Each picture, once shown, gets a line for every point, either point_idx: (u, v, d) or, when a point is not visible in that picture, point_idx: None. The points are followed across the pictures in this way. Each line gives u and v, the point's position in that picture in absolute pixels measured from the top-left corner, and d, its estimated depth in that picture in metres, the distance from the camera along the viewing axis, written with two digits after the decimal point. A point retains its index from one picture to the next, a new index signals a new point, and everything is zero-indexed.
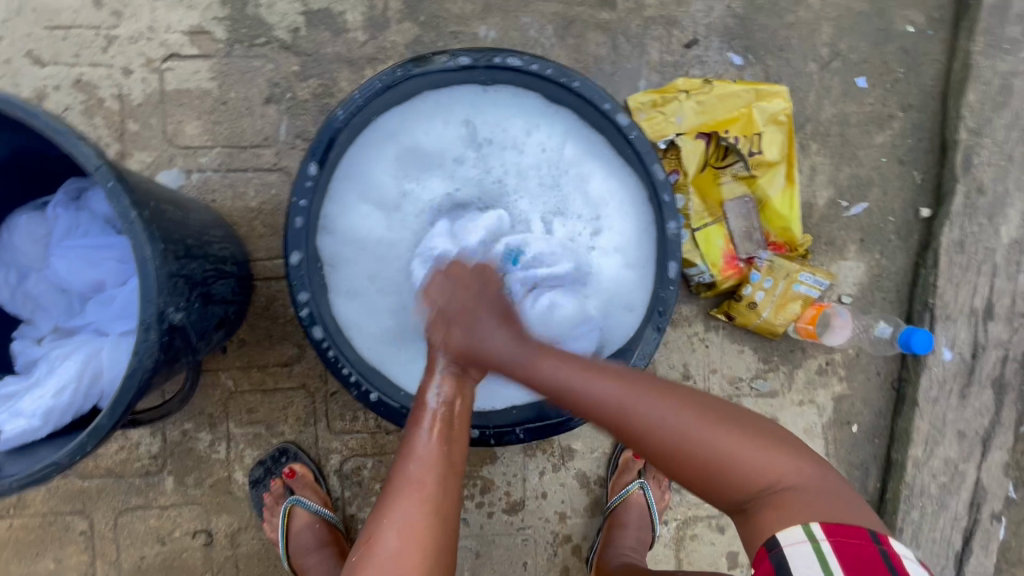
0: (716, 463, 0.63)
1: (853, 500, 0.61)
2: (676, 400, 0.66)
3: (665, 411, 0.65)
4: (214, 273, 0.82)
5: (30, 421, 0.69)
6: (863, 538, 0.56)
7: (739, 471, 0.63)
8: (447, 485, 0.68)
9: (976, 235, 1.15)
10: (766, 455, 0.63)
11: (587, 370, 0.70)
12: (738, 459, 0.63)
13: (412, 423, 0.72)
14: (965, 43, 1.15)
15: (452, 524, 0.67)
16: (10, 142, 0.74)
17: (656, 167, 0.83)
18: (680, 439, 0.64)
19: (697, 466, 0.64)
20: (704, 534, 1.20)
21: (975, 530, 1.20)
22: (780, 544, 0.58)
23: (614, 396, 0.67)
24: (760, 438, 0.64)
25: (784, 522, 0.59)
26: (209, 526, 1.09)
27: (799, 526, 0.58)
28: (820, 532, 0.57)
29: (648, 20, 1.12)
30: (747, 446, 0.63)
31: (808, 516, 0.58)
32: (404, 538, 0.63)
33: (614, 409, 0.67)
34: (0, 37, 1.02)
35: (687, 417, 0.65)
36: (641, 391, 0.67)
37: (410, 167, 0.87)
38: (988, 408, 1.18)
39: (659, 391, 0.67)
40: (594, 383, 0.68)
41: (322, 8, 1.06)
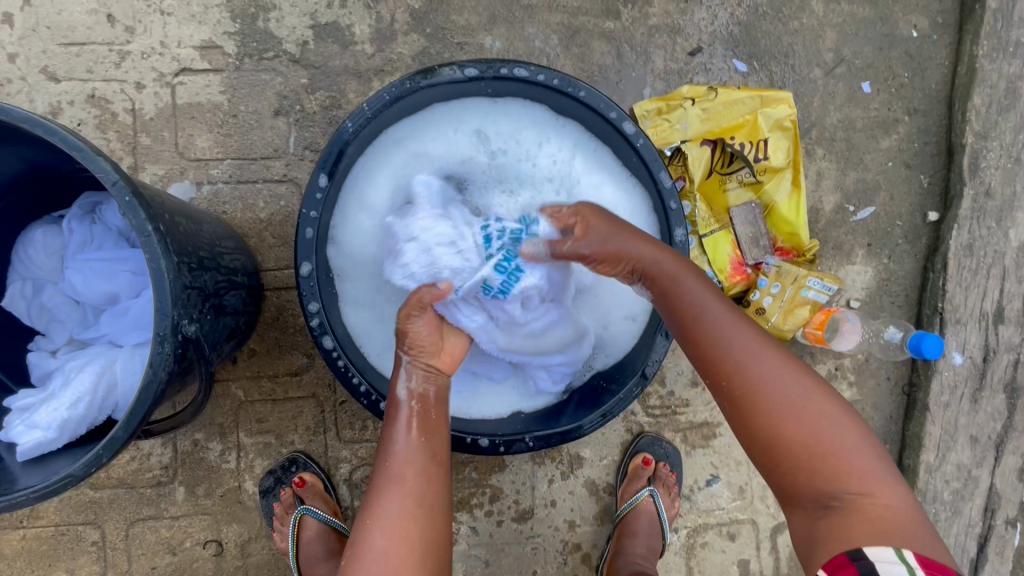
0: (818, 448, 0.60)
1: (935, 539, 0.58)
2: (802, 377, 0.63)
3: (787, 380, 0.63)
4: (226, 284, 0.83)
5: (46, 432, 0.70)
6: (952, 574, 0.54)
7: (836, 464, 0.60)
8: (429, 476, 0.69)
9: (985, 239, 1.15)
10: (871, 468, 0.60)
11: (725, 309, 0.67)
12: (842, 453, 0.60)
13: (390, 419, 0.72)
14: (969, 48, 1.15)
15: (439, 517, 0.68)
16: (26, 157, 0.75)
17: (663, 174, 0.84)
18: (793, 407, 0.62)
19: (794, 444, 0.61)
20: (715, 542, 1.20)
21: (989, 536, 1.18)
22: (870, 557, 0.55)
23: (741, 345, 0.65)
24: (866, 443, 0.61)
25: (867, 540, 0.56)
26: (220, 536, 1.09)
27: (889, 547, 0.56)
28: (913, 560, 0.54)
29: (653, 28, 1.13)
30: (851, 443, 0.61)
31: (901, 542, 0.56)
32: (391, 534, 0.64)
33: (736, 354, 0.64)
34: (15, 54, 1.04)
35: (804, 393, 0.62)
36: (770, 352, 0.64)
37: (416, 175, 0.87)
38: (1000, 412, 1.17)
39: (785, 357, 0.64)
40: (724, 325, 0.66)
41: (330, 21, 1.07)
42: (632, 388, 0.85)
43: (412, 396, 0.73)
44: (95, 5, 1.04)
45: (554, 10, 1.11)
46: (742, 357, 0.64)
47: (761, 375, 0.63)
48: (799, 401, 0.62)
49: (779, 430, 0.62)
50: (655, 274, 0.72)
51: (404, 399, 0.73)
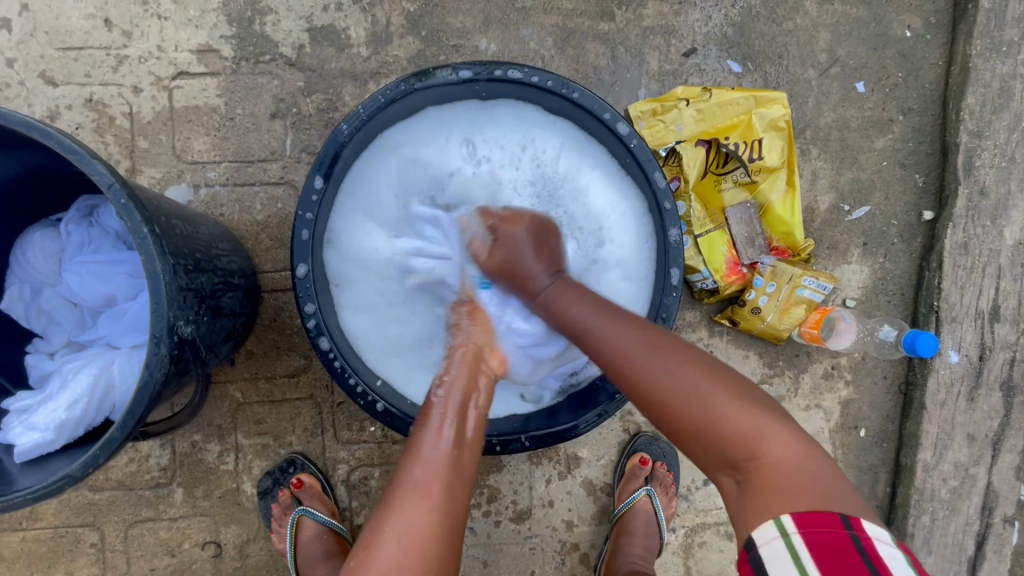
0: (700, 420, 0.60)
1: (841, 489, 0.55)
2: (685, 360, 0.64)
3: (672, 367, 0.64)
4: (223, 286, 0.84)
5: (44, 434, 0.70)
6: (835, 526, 0.51)
7: (721, 432, 0.60)
8: (456, 492, 0.65)
9: (979, 237, 1.15)
10: (767, 429, 0.59)
11: (600, 310, 0.71)
12: (724, 419, 0.60)
13: (420, 424, 0.71)
14: (963, 47, 1.15)
15: (457, 536, 0.63)
16: (23, 161, 0.76)
17: (657, 175, 0.84)
18: (672, 395, 0.62)
19: (689, 425, 0.61)
20: (713, 541, 1.20)
21: (986, 534, 1.19)
22: (757, 544, 0.53)
23: (621, 339, 0.68)
24: (753, 405, 0.61)
25: (760, 519, 0.54)
26: (218, 537, 1.10)
27: (770, 522, 0.53)
28: (791, 526, 0.52)
29: (647, 30, 1.14)
30: (734, 407, 0.60)
31: (786, 505, 0.53)
32: (406, 542, 0.60)
33: (617, 347, 0.67)
34: (14, 59, 1.04)
35: (684, 371, 0.63)
36: (649, 344, 0.67)
37: (409, 181, 0.88)
38: (996, 410, 1.17)
39: (666, 346, 0.66)
40: (606, 322, 0.70)
41: (326, 25, 1.08)
42: None
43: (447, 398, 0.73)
44: (92, 10, 1.05)
45: (548, 12, 1.12)
46: (623, 351, 0.67)
47: (640, 369, 0.65)
48: (677, 381, 0.63)
49: (665, 408, 0.63)
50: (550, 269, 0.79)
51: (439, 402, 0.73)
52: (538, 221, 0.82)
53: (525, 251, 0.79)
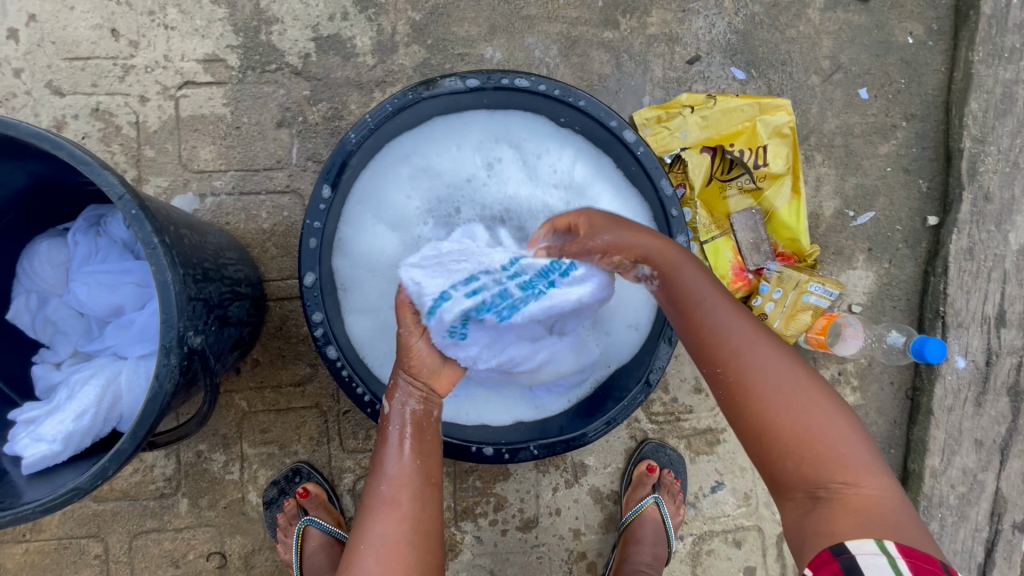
0: (808, 433, 0.59)
1: (920, 530, 0.57)
2: (791, 366, 0.62)
3: (781, 368, 0.61)
4: (230, 295, 0.84)
5: (51, 445, 0.70)
6: (934, 564, 0.53)
7: (826, 452, 0.58)
8: (423, 500, 0.68)
9: (985, 242, 1.15)
10: (862, 461, 0.59)
11: (718, 296, 0.66)
12: (832, 440, 0.59)
13: (380, 439, 0.73)
14: (965, 54, 1.16)
15: (432, 540, 0.67)
16: (33, 171, 0.76)
17: (664, 182, 0.85)
18: (789, 404, 0.60)
19: (788, 432, 0.59)
20: (721, 549, 1.19)
21: (996, 540, 1.18)
22: (853, 552, 0.54)
23: (735, 330, 0.63)
24: (857, 434, 0.60)
25: (851, 532, 0.55)
26: (223, 548, 1.09)
27: (870, 539, 0.55)
28: (895, 550, 0.54)
29: (651, 37, 1.14)
30: (843, 432, 0.59)
31: (883, 533, 0.55)
32: (382, 558, 0.63)
33: (732, 342, 0.63)
34: (21, 69, 1.05)
35: (803, 384, 0.61)
36: (760, 339, 0.63)
37: (419, 189, 0.88)
38: (1004, 416, 1.17)
39: (786, 355, 0.63)
40: (723, 311, 0.65)
41: (331, 34, 1.08)
42: (636, 395, 0.86)
43: (405, 415, 0.73)
44: (99, 21, 1.06)
45: (553, 20, 1.12)
46: (735, 345, 0.63)
47: (756, 363, 0.61)
48: (796, 394, 0.60)
49: (771, 418, 0.60)
50: (657, 262, 0.69)
51: (397, 418, 0.73)
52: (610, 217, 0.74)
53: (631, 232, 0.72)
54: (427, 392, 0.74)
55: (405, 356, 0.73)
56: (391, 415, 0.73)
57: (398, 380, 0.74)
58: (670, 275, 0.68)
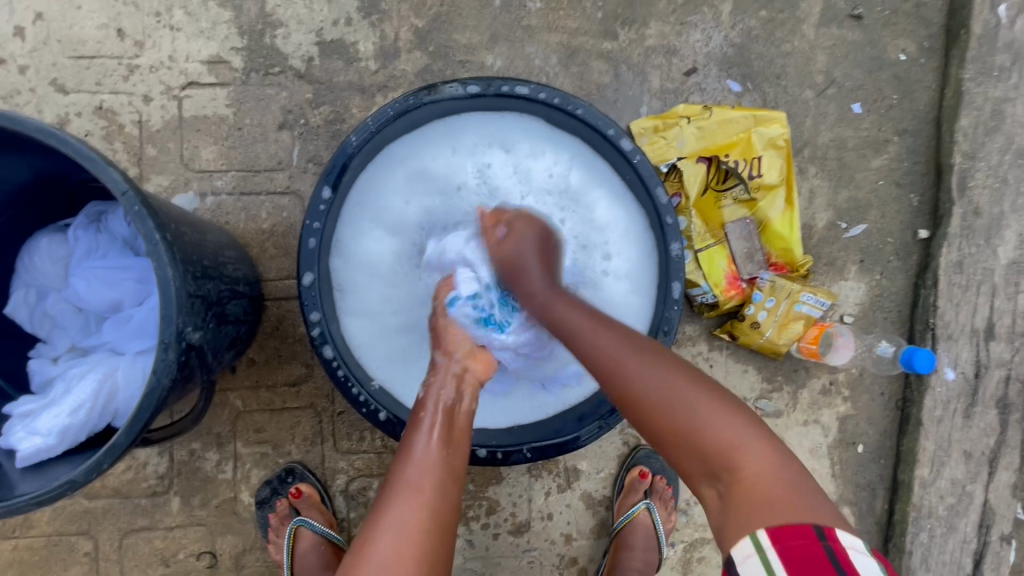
0: (684, 426, 0.64)
1: (813, 502, 0.57)
2: (665, 365, 0.68)
3: (657, 376, 0.67)
4: (228, 293, 0.84)
5: (46, 439, 0.70)
6: (807, 537, 0.53)
7: (705, 444, 0.62)
8: (446, 492, 0.69)
9: (975, 256, 1.17)
10: (749, 445, 0.61)
11: (588, 318, 0.74)
12: (704, 428, 0.63)
13: (411, 427, 0.75)
14: (956, 71, 1.18)
15: (448, 535, 0.67)
16: (35, 166, 0.77)
17: (659, 191, 0.86)
18: (661, 416, 0.65)
19: (672, 431, 0.64)
20: (712, 556, 1.20)
21: (984, 552, 1.19)
22: (735, 561, 0.55)
23: (608, 345, 0.70)
24: (730, 412, 0.64)
25: (738, 531, 0.56)
26: (214, 547, 1.09)
27: (746, 536, 0.55)
28: (765, 539, 0.54)
29: (649, 49, 1.16)
30: (714, 416, 0.63)
31: (757, 523, 0.55)
32: (399, 540, 0.63)
33: (606, 357, 0.70)
34: (26, 67, 1.06)
35: (671, 382, 0.66)
36: (628, 348, 0.70)
37: (420, 191, 0.90)
38: (992, 428, 1.18)
39: (650, 354, 0.70)
40: (595, 331, 0.72)
41: (335, 39, 1.10)
42: None
43: (438, 406, 0.76)
44: (105, 21, 1.07)
45: (554, 30, 1.14)
46: (610, 357, 0.69)
47: (630, 375, 0.67)
48: (666, 394, 0.65)
49: (653, 423, 0.66)
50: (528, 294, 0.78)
51: (430, 408, 0.76)
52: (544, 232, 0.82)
53: (529, 253, 0.79)
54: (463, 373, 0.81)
55: (442, 339, 0.83)
56: (426, 404, 0.76)
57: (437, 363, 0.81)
58: (542, 303, 0.77)
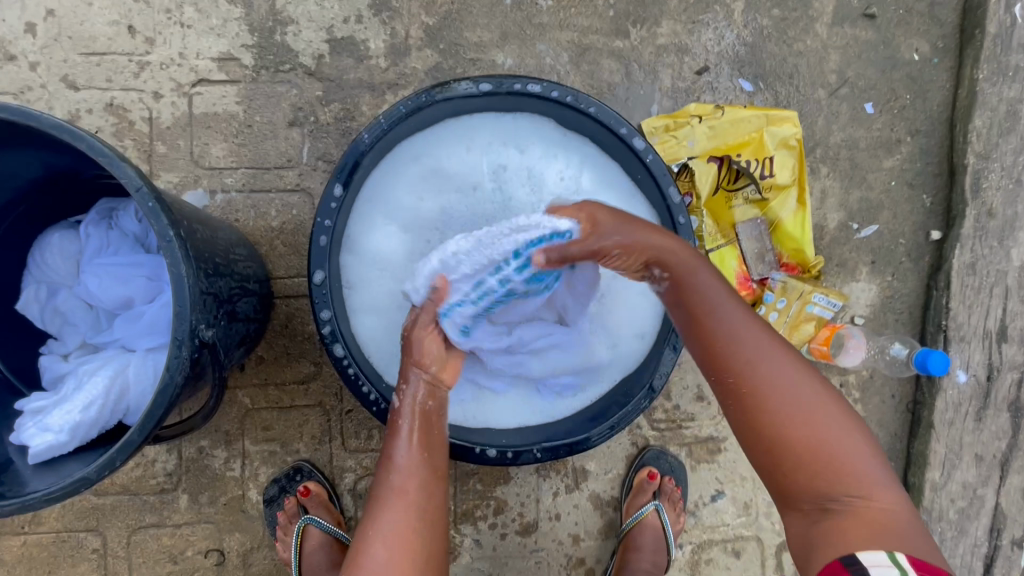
0: (819, 442, 0.61)
1: (927, 537, 0.59)
2: (806, 373, 0.64)
3: (802, 384, 0.63)
4: (239, 291, 0.84)
5: (57, 436, 0.70)
6: (940, 572, 0.54)
7: (834, 460, 0.61)
8: (430, 492, 0.71)
9: (987, 257, 1.16)
10: (875, 475, 0.61)
11: (734, 304, 0.67)
12: (840, 449, 0.61)
13: (389, 433, 0.73)
14: (970, 71, 1.17)
15: (439, 531, 0.70)
16: (47, 162, 0.76)
17: (671, 190, 0.86)
18: (795, 422, 0.62)
19: (799, 444, 0.61)
20: (720, 558, 1.19)
21: (995, 556, 1.18)
22: (865, 564, 0.55)
23: (751, 339, 0.65)
24: (861, 437, 0.62)
25: (864, 543, 0.57)
26: (221, 545, 1.09)
27: (881, 551, 0.56)
28: (905, 562, 0.55)
29: (660, 47, 1.15)
30: (849, 439, 0.62)
31: (893, 545, 0.56)
32: (390, 544, 0.66)
33: (749, 352, 0.64)
34: (37, 63, 1.06)
35: (811, 395, 0.63)
36: (773, 346, 0.65)
37: (430, 189, 0.88)
38: (1004, 431, 1.17)
39: (790, 357, 0.65)
40: (739, 321, 0.66)
41: (346, 36, 1.09)
42: (642, 401, 0.86)
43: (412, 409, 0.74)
44: (116, 17, 1.07)
45: (565, 28, 1.14)
46: (753, 353, 0.64)
47: (772, 376, 0.63)
48: (808, 406, 0.62)
49: (786, 430, 0.62)
50: (669, 264, 0.70)
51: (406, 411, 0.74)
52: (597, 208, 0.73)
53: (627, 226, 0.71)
54: (435, 381, 0.76)
55: (413, 349, 0.75)
56: (398, 409, 0.74)
57: (408, 371, 0.75)
58: (683, 276, 0.69)
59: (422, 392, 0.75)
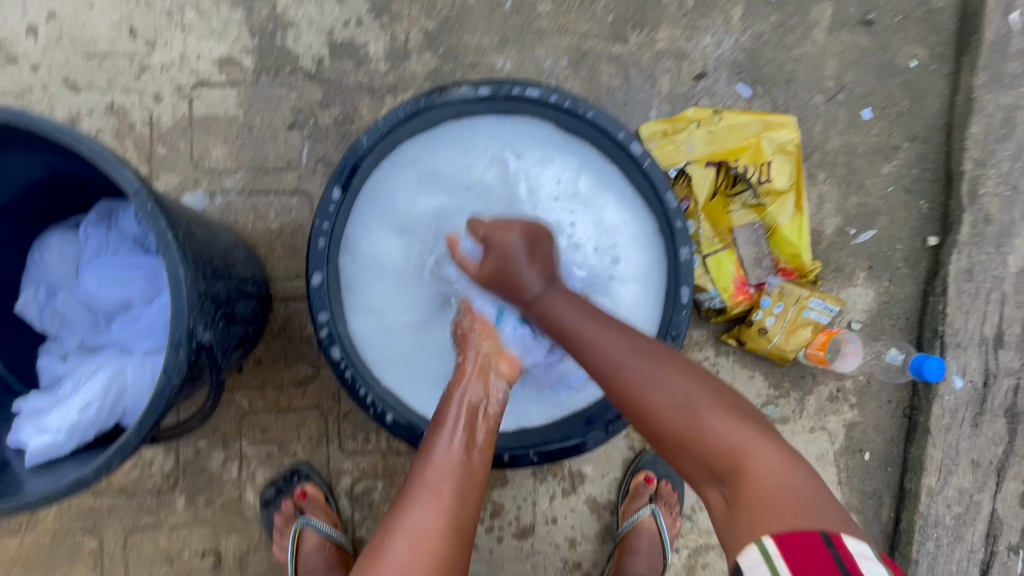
0: (692, 431, 0.64)
1: (830, 509, 0.57)
2: (669, 367, 0.69)
3: (665, 379, 0.67)
4: (237, 293, 0.84)
5: (55, 436, 0.70)
6: (816, 543, 0.52)
7: (714, 446, 0.62)
8: (464, 496, 0.69)
9: (984, 264, 1.16)
10: (757, 443, 0.61)
11: (586, 313, 0.75)
12: (712, 433, 0.63)
13: (435, 428, 0.75)
14: (966, 78, 1.18)
15: (463, 540, 0.67)
16: (48, 164, 0.77)
17: (668, 195, 0.85)
18: (675, 415, 0.65)
19: (676, 434, 0.65)
20: (717, 563, 1.19)
21: (991, 562, 1.18)
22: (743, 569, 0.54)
23: (614, 351, 0.71)
24: (734, 415, 0.64)
25: (746, 539, 0.55)
26: (218, 547, 1.09)
27: (754, 543, 0.54)
28: (773, 548, 0.53)
29: (659, 53, 1.16)
30: (718, 418, 0.64)
31: (764, 530, 0.54)
32: (416, 542, 0.63)
33: (611, 361, 0.70)
34: (39, 65, 1.06)
35: (680, 386, 0.67)
36: (634, 351, 0.70)
37: (429, 192, 0.90)
38: (1001, 437, 1.17)
39: (651, 359, 0.70)
40: (597, 332, 0.73)
41: (346, 40, 1.10)
42: None
43: (463, 404, 0.76)
44: (117, 19, 1.07)
45: (564, 33, 1.14)
46: (615, 362, 0.70)
47: (636, 381, 0.68)
48: (673, 394, 0.66)
49: (663, 422, 0.66)
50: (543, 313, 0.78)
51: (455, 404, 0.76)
52: (530, 228, 0.80)
53: (518, 257, 0.78)
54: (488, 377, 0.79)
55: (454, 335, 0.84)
56: (448, 404, 0.76)
57: (466, 363, 0.80)
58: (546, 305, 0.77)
59: (476, 388, 0.78)
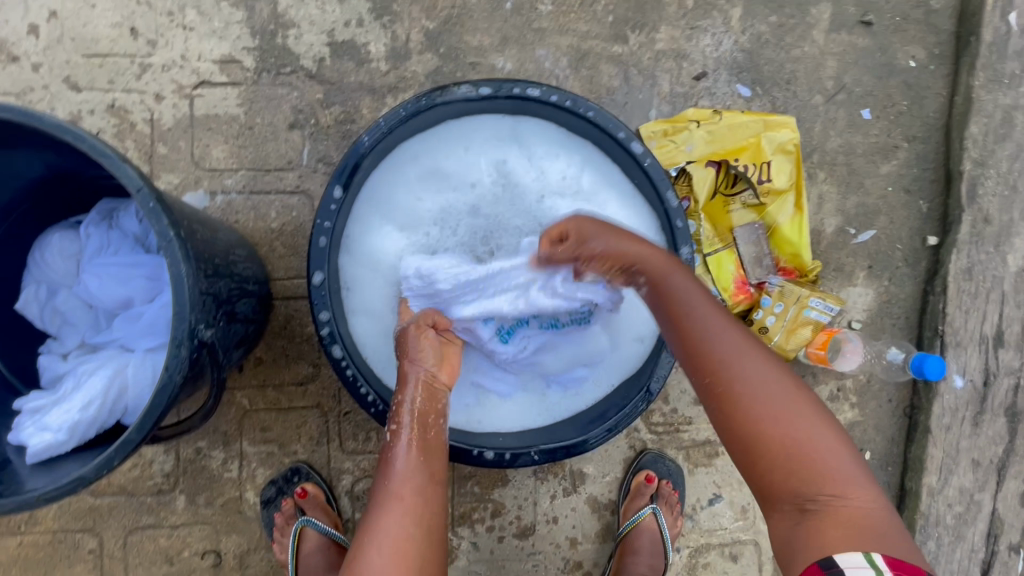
0: (791, 445, 0.61)
1: (903, 539, 0.60)
2: (779, 372, 0.64)
3: (772, 384, 0.63)
4: (238, 292, 0.84)
5: (55, 435, 0.70)
6: None
7: (813, 465, 0.61)
8: (428, 497, 0.71)
9: (983, 263, 1.17)
10: (851, 473, 0.61)
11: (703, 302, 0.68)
12: (814, 452, 0.61)
13: (390, 437, 0.75)
14: (966, 78, 1.18)
15: (434, 537, 0.70)
16: (49, 163, 0.77)
17: (670, 194, 0.86)
18: (780, 421, 0.62)
19: (776, 445, 0.62)
20: (717, 563, 1.19)
21: (992, 561, 1.18)
22: (842, 565, 0.56)
23: (727, 346, 0.65)
24: (836, 437, 0.63)
25: (843, 547, 0.57)
26: (218, 547, 1.08)
27: (858, 552, 0.57)
28: (882, 564, 0.56)
29: (659, 53, 1.16)
30: (822, 438, 0.62)
31: (869, 546, 0.57)
32: (387, 550, 0.66)
33: (721, 353, 0.65)
34: (40, 64, 1.06)
35: (785, 394, 0.63)
36: (747, 345, 0.65)
37: (430, 190, 0.89)
38: (1001, 436, 1.18)
39: (763, 353, 0.65)
40: (712, 322, 0.67)
41: (347, 39, 1.10)
42: (637, 404, 0.86)
43: (413, 409, 0.75)
44: (119, 20, 1.07)
45: (564, 33, 1.15)
46: (725, 358, 0.64)
47: (746, 377, 0.63)
48: (780, 404, 0.62)
49: (761, 429, 0.62)
50: (648, 270, 0.72)
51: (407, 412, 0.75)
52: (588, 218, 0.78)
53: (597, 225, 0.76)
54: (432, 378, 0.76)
55: (408, 348, 0.77)
56: (400, 412, 0.75)
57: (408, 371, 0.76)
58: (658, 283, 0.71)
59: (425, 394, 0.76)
